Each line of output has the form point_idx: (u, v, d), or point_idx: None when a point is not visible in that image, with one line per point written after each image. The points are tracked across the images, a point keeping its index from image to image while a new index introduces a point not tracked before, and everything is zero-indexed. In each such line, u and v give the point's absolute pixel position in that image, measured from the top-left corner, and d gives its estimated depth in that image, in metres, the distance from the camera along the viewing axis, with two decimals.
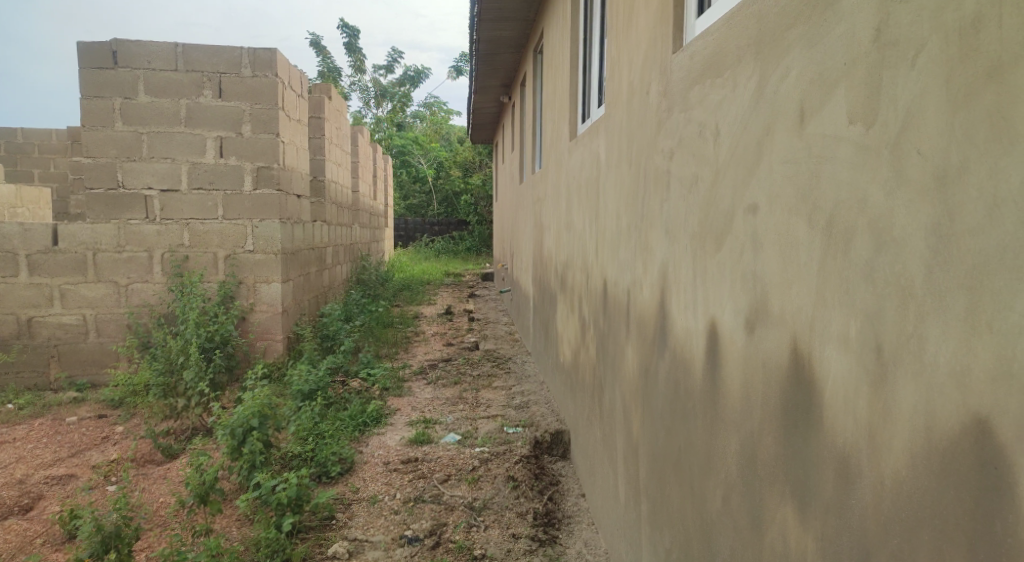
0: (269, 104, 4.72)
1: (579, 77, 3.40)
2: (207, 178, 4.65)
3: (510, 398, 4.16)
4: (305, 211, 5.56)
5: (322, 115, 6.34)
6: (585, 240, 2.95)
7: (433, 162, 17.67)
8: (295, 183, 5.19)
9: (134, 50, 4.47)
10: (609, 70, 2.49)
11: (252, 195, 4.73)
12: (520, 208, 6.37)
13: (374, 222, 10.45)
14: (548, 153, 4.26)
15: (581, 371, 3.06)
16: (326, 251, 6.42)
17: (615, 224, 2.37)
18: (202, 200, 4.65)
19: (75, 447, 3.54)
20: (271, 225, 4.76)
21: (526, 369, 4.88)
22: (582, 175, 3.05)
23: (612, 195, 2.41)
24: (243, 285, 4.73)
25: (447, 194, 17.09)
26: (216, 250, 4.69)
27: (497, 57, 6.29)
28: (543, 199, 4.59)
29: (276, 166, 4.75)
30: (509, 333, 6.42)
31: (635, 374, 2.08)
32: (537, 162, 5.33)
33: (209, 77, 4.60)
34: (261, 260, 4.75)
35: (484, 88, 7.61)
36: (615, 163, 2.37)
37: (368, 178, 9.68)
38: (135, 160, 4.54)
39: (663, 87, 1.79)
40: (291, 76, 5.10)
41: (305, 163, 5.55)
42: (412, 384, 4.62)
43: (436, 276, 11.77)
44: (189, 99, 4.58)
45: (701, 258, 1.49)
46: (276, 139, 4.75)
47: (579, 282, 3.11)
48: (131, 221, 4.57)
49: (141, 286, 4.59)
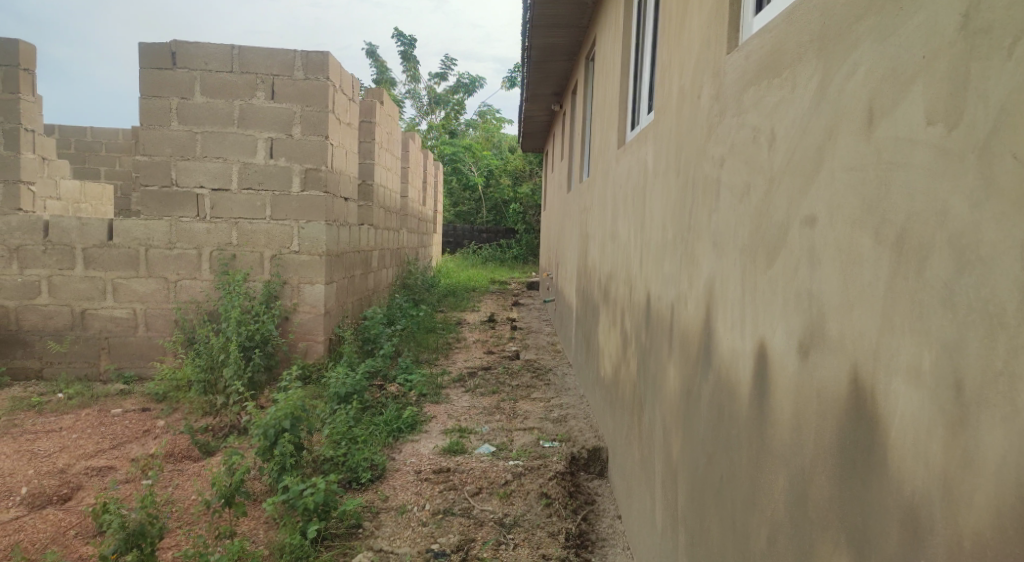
0: (319, 107, 4.75)
1: (630, 83, 3.30)
2: (257, 179, 4.71)
3: (548, 411, 4.06)
4: (351, 214, 5.59)
5: (372, 119, 6.38)
6: (630, 251, 2.83)
7: (483, 170, 17.69)
8: (342, 186, 5.22)
9: (192, 51, 4.58)
10: (660, 75, 2.38)
11: (299, 196, 4.76)
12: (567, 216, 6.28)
13: (422, 227, 10.51)
14: (596, 161, 4.16)
15: (621, 387, 2.94)
16: (371, 254, 6.45)
17: (660, 236, 2.26)
18: (251, 200, 4.71)
19: (116, 439, 3.60)
20: (317, 227, 4.78)
21: (566, 382, 4.77)
22: (629, 183, 2.94)
23: (659, 205, 2.30)
24: (287, 286, 4.76)
25: (496, 202, 17.10)
26: (262, 250, 4.74)
27: (549, 64, 6.21)
28: (589, 208, 4.49)
29: (324, 168, 4.78)
30: (551, 344, 6.33)
31: (677, 395, 1.96)
32: (585, 171, 5.24)
33: (262, 78, 4.67)
34: (306, 261, 4.77)
35: (535, 95, 7.55)
36: (663, 172, 2.27)
37: (417, 183, 9.73)
38: (189, 159, 4.63)
39: (716, 90, 1.68)
40: (343, 80, 5.13)
41: (353, 166, 5.58)
42: (450, 391, 4.56)
43: (481, 283, 11.76)
44: (243, 100, 4.66)
45: (750, 273, 1.38)
46: (325, 141, 4.78)
47: (622, 294, 3.00)
48: (182, 219, 4.66)
49: (190, 283, 4.67)
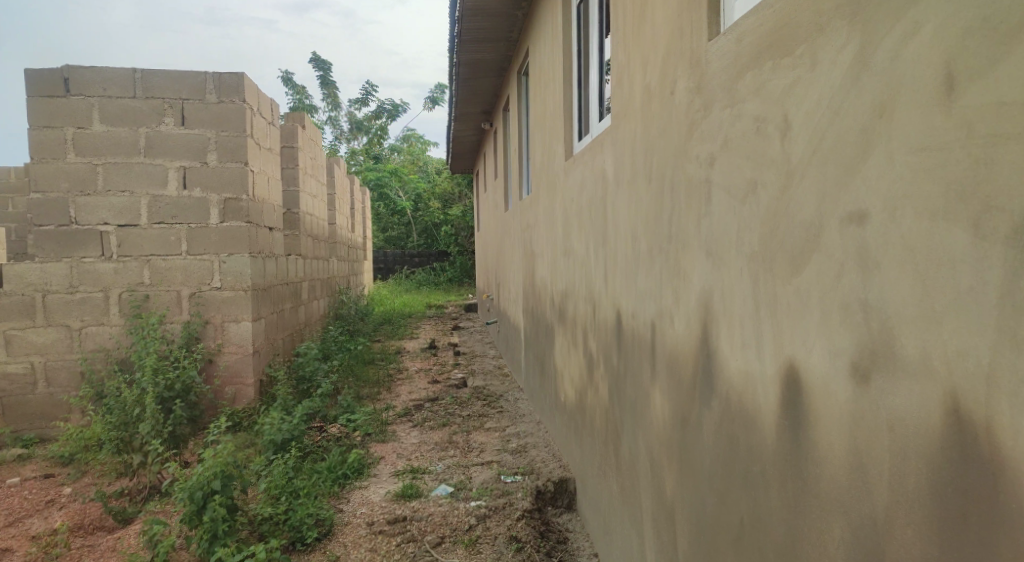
0: (236, 131, 4.39)
1: (574, 92, 3.14)
2: (170, 211, 4.29)
3: (506, 441, 3.80)
4: (277, 244, 5.21)
5: (295, 144, 6.03)
6: (590, 266, 2.65)
7: (411, 194, 17.36)
8: (266, 215, 4.85)
9: (88, 76, 4.14)
10: (615, 76, 2.21)
11: (218, 229, 4.37)
12: (506, 235, 6.09)
13: (353, 255, 10.11)
14: (539, 175, 3.99)
15: (588, 413, 2.73)
16: (300, 286, 6.06)
17: (630, 248, 2.08)
18: (163, 235, 4.28)
19: (13, 514, 3.11)
20: (240, 260, 4.40)
21: (519, 407, 4.53)
22: (583, 195, 2.76)
23: (625, 215, 2.12)
24: (209, 326, 4.34)
25: (426, 225, 16.79)
26: (179, 289, 4.31)
27: (477, 82, 6.04)
28: (533, 225, 4.30)
29: (245, 197, 4.42)
30: (497, 367, 6.08)
31: (666, 423, 1.76)
32: (524, 187, 5.07)
33: (171, 103, 4.27)
34: (229, 298, 4.37)
35: (464, 114, 7.37)
36: (627, 179, 2.09)
37: (345, 209, 9.35)
38: (90, 193, 4.17)
39: (695, 83, 1.51)
40: (261, 103, 4.79)
41: (277, 193, 5.22)
42: (396, 428, 4.24)
43: (417, 309, 11.42)
44: (149, 128, 4.24)
45: (767, 284, 1.20)
46: (245, 167, 4.42)
47: (583, 312, 2.80)
48: (85, 259, 4.19)
49: (96, 330, 4.18)
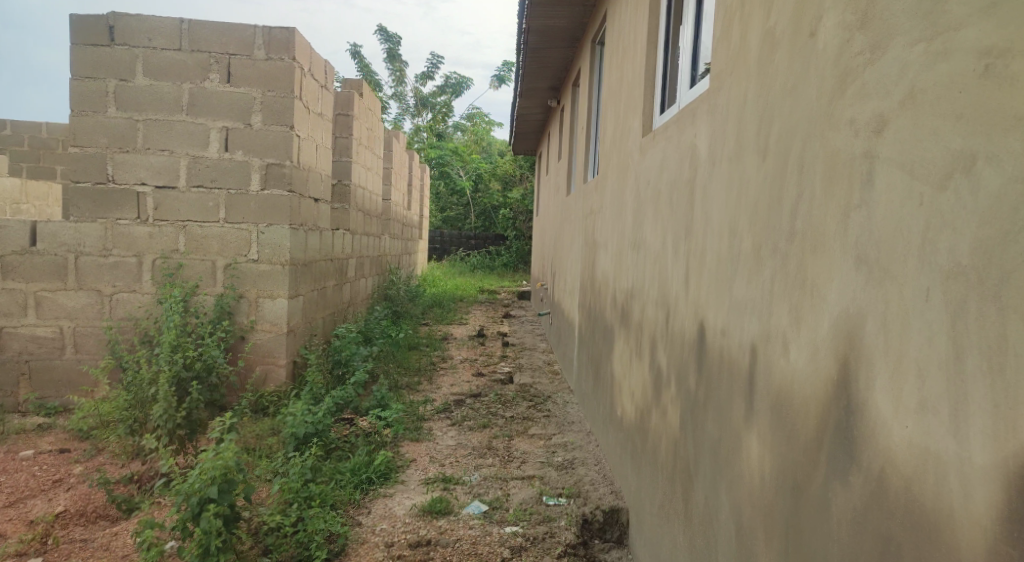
0: (283, 91, 4.08)
1: (659, 56, 2.68)
2: (209, 175, 4.03)
3: (551, 454, 3.40)
4: (323, 217, 4.91)
5: (349, 113, 5.72)
6: (665, 264, 2.20)
7: (471, 174, 17.05)
8: (312, 185, 4.55)
9: (133, 25, 3.91)
10: (719, 26, 1.75)
11: (259, 197, 4.08)
12: (566, 221, 5.65)
13: (407, 233, 9.83)
14: (608, 154, 3.54)
15: (650, 438, 2.31)
16: (346, 262, 5.77)
17: (725, 245, 1.63)
18: (201, 200, 4.03)
19: (16, 493, 2.88)
20: (279, 231, 4.11)
21: (568, 413, 4.12)
22: (663, 178, 2.31)
23: (721, 204, 1.67)
24: (243, 300, 4.08)
25: (485, 207, 16.47)
26: (215, 258, 4.06)
27: (546, 52, 5.60)
28: (598, 212, 3.85)
29: (289, 163, 4.11)
30: (547, 364, 5.67)
31: (764, 484, 1.32)
32: (591, 171, 4.63)
33: (216, 58, 4.00)
34: (265, 271, 4.09)
35: (530, 90, 6.94)
36: (728, 156, 1.64)
37: (402, 186, 9.06)
38: (128, 151, 3.95)
39: (855, 15, 1.06)
40: (313, 63, 4.48)
41: (325, 163, 4.91)
42: (432, 425, 3.88)
43: (470, 292, 11.10)
44: (193, 83, 3.98)
45: (988, 321, 0.76)
46: (290, 131, 4.10)
47: (652, 317, 2.36)
48: (120, 221, 3.98)
49: (127, 297, 3.97)
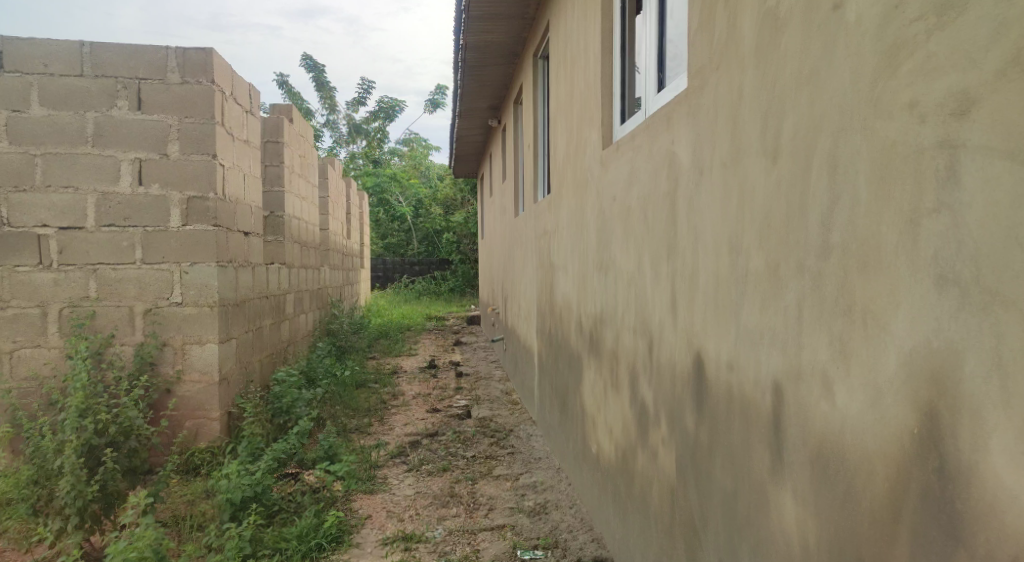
0: (203, 117, 3.72)
1: (616, 61, 2.48)
2: (121, 212, 3.62)
3: (520, 497, 3.11)
4: (255, 252, 4.53)
5: (279, 139, 5.38)
6: (643, 286, 1.98)
7: (411, 199, 16.71)
8: (240, 218, 4.18)
9: (26, 49, 3.50)
10: (697, 17, 1.55)
11: (180, 234, 3.69)
12: (516, 243, 5.42)
13: (348, 263, 9.42)
14: (563, 170, 3.33)
15: (637, 482, 2.06)
16: (283, 299, 5.37)
17: (724, 265, 1.41)
18: (114, 240, 3.61)
19: None
20: (205, 270, 3.72)
21: (533, 447, 3.84)
22: (632, 192, 2.10)
23: (713, 217, 1.46)
24: (167, 349, 3.66)
25: (427, 232, 16.13)
26: (132, 304, 3.63)
27: (485, 69, 5.39)
28: (553, 232, 3.63)
29: (213, 195, 3.74)
30: (505, 393, 5.39)
31: (806, 553, 1.09)
32: (541, 190, 4.43)
33: (124, 83, 3.61)
34: (191, 315, 3.69)
35: (469, 110, 6.73)
36: (721, 162, 1.43)
37: (339, 215, 8.67)
38: (26, 189, 3.52)
39: None
40: (235, 86, 4.13)
41: (255, 193, 4.54)
42: (387, 473, 3.54)
43: (417, 320, 10.74)
44: (98, 111, 3.59)
45: None
46: (213, 160, 3.74)
47: (630, 346, 2.13)
48: (19, 268, 3.52)
49: (30, 353, 3.50)
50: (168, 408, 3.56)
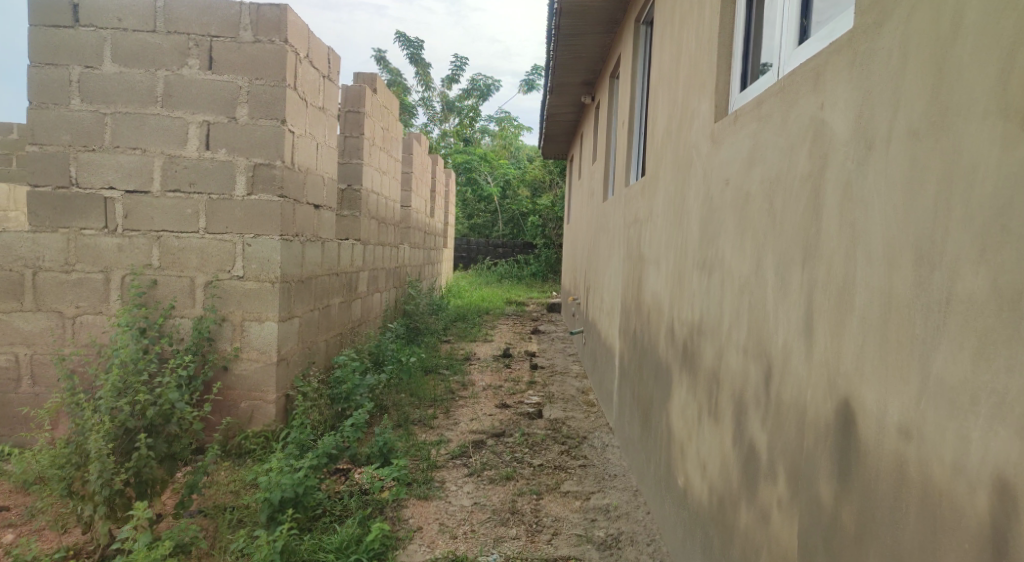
0: (274, 80, 3.49)
1: (739, 13, 2.01)
2: (187, 177, 3.47)
3: (590, 523, 2.72)
4: (326, 226, 4.32)
5: (360, 110, 5.16)
6: (761, 296, 1.53)
7: (499, 180, 16.45)
8: (311, 190, 3.96)
9: (101, 3, 3.38)
10: None
11: (245, 203, 3.49)
12: (603, 230, 4.98)
13: (429, 242, 9.24)
14: (662, 149, 2.87)
15: (736, 543, 1.63)
16: (356, 277, 5.18)
17: (900, 284, 0.95)
18: (178, 207, 3.46)
19: None
20: (268, 243, 3.51)
21: (608, 461, 3.44)
22: (753, 175, 1.64)
23: (882, 210, 1.01)
24: (226, 324, 3.49)
25: (513, 214, 15.84)
26: (194, 274, 3.48)
27: (581, 39, 4.96)
28: (645, 221, 3.18)
29: (280, 163, 3.52)
30: (581, 393, 4.99)
31: None
32: (634, 174, 3.98)
33: (196, 40, 3.44)
34: (252, 290, 3.49)
35: (561, 85, 6.31)
36: (903, 132, 0.96)
37: (423, 192, 8.45)
38: (94, 149, 3.42)
39: None
40: (312, 49, 3.89)
41: (329, 164, 4.32)
42: (445, 477, 3.24)
43: (496, 304, 10.48)
44: (169, 70, 3.43)
45: None
46: (282, 126, 3.51)
47: (738, 370, 1.68)
48: (85, 231, 3.43)
49: (92, 319, 3.42)
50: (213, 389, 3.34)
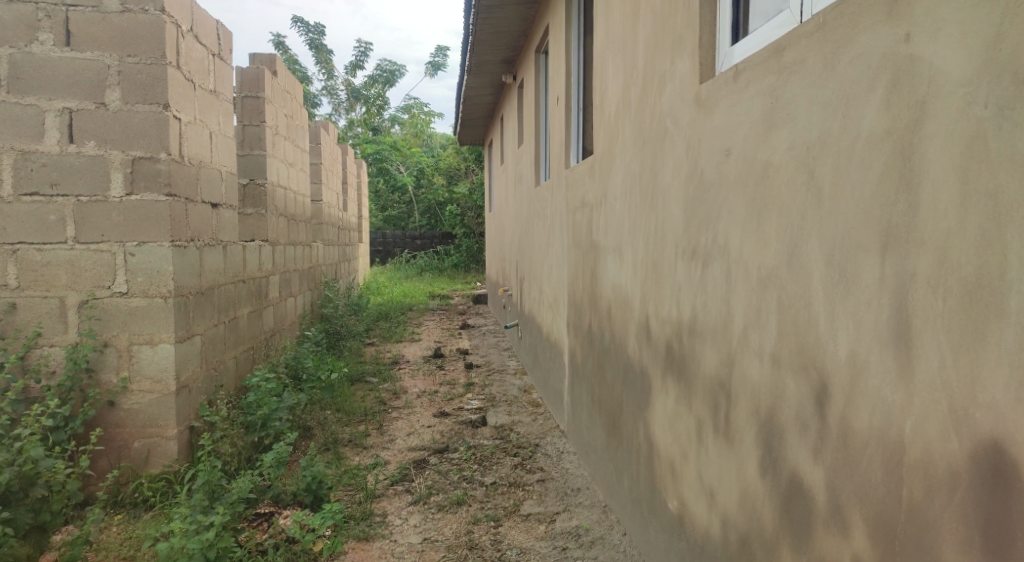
0: (151, 56, 2.90)
1: None
2: (46, 176, 2.84)
3: (562, 554, 2.37)
4: (227, 227, 3.77)
5: (259, 94, 4.58)
6: (804, 294, 1.22)
7: (413, 170, 15.87)
8: (205, 186, 3.41)
9: None
10: None
11: (124, 205, 2.91)
12: (538, 217, 4.64)
13: (345, 237, 8.65)
14: (617, 121, 2.54)
15: None
16: (266, 282, 4.62)
17: None
18: (38, 213, 2.85)
19: None
20: (156, 252, 2.95)
21: (569, 472, 3.11)
22: (776, 142, 1.32)
23: None
24: (110, 350, 2.92)
25: (430, 204, 15.32)
26: (64, 293, 2.87)
27: (503, 10, 4.58)
28: (598, 204, 2.86)
29: (166, 157, 2.95)
30: (524, 393, 4.65)
31: None
32: (574, 155, 3.66)
33: (46, 10, 2.81)
34: (139, 309, 2.93)
35: (480, 63, 5.91)
36: None
37: (335, 184, 7.86)
38: None
39: None
40: (197, 23, 3.31)
41: (226, 156, 3.75)
42: (387, 508, 2.81)
43: (419, 299, 10.01)
44: (14, 47, 2.80)
45: None
46: (165, 112, 2.94)
47: (763, 382, 1.37)
48: None
49: None
50: (95, 433, 2.78)
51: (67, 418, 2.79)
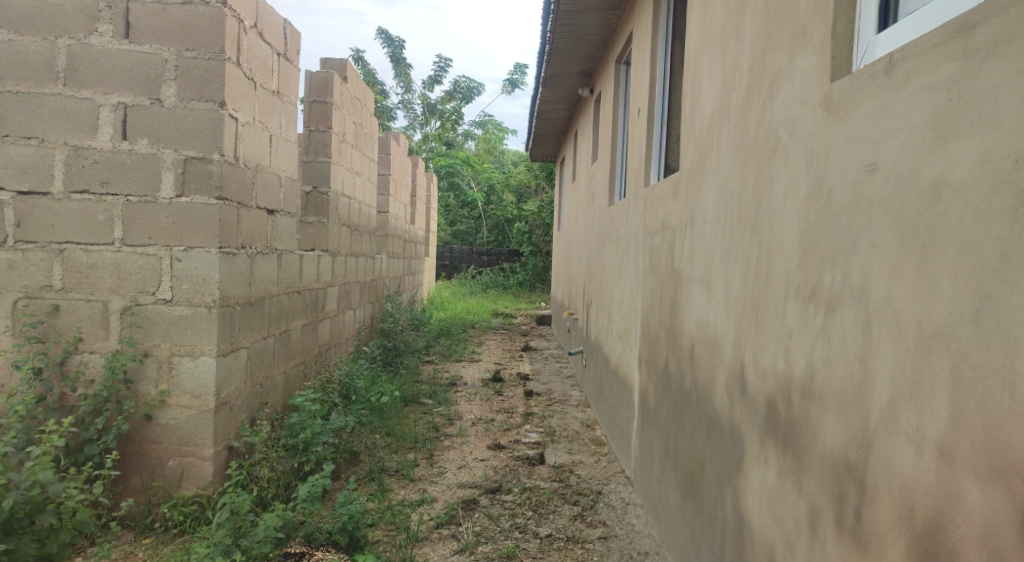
0: (209, 51, 2.77)
1: None
2: (98, 174, 2.74)
3: None
4: (284, 235, 3.61)
5: (327, 100, 4.45)
6: (1009, 370, 0.86)
7: (483, 185, 15.80)
8: (262, 191, 3.25)
9: None
10: None
11: (174, 207, 2.77)
12: (610, 238, 4.30)
13: (410, 250, 8.53)
14: (712, 134, 2.20)
15: None
16: (323, 295, 4.46)
17: None
18: (88, 212, 2.75)
19: None
20: (203, 258, 2.78)
21: (636, 530, 2.74)
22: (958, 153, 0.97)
23: None
24: (150, 361, 2.77)
25: (498, 220, 15.17)
26: (107, 298, 2.75)
27: (584, 16, 4.31)
28: (684, 229, 2.52)
29: (219, 158, 2.80)
30: (586, 429, 4.30)
31: None
32: (655, 173, 3.31)
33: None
34: (182, 317, 2.77)
35: (556, 76, 5.66)
36: None
37: (403, 197, 7.76)
38: None
39: None
40: (262, 20, 3.17)
41: (287, 161, 3.60)
42: (429, 557, 2.52)
43: (483, 316, 9.80)
44: (74, 38, 2.72)
45: None
46: (220, 110, 2.79)
47: (922, 481, 1.01)
48: None
49: None
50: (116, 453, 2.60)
51: (100, 431, 2.65)
